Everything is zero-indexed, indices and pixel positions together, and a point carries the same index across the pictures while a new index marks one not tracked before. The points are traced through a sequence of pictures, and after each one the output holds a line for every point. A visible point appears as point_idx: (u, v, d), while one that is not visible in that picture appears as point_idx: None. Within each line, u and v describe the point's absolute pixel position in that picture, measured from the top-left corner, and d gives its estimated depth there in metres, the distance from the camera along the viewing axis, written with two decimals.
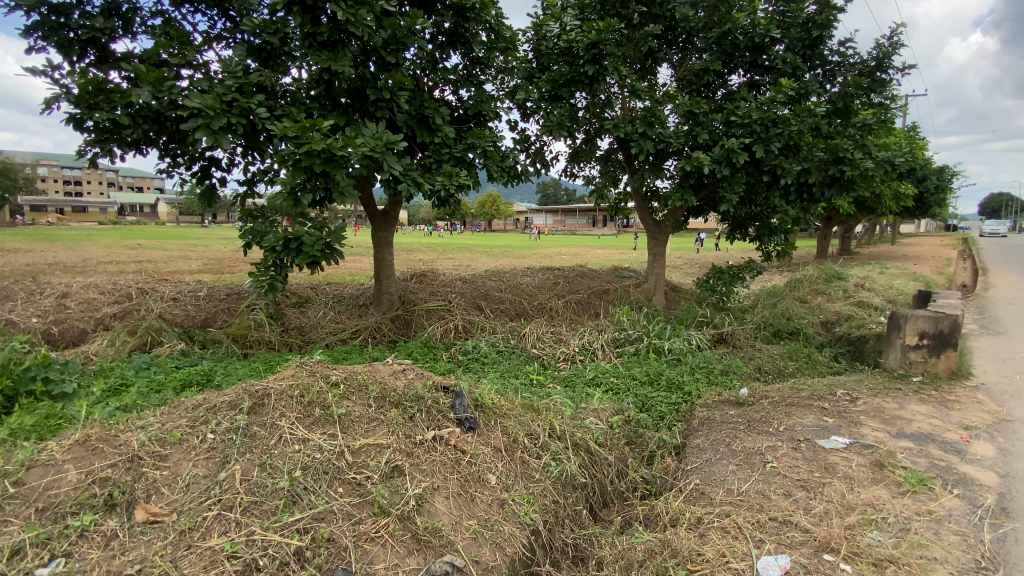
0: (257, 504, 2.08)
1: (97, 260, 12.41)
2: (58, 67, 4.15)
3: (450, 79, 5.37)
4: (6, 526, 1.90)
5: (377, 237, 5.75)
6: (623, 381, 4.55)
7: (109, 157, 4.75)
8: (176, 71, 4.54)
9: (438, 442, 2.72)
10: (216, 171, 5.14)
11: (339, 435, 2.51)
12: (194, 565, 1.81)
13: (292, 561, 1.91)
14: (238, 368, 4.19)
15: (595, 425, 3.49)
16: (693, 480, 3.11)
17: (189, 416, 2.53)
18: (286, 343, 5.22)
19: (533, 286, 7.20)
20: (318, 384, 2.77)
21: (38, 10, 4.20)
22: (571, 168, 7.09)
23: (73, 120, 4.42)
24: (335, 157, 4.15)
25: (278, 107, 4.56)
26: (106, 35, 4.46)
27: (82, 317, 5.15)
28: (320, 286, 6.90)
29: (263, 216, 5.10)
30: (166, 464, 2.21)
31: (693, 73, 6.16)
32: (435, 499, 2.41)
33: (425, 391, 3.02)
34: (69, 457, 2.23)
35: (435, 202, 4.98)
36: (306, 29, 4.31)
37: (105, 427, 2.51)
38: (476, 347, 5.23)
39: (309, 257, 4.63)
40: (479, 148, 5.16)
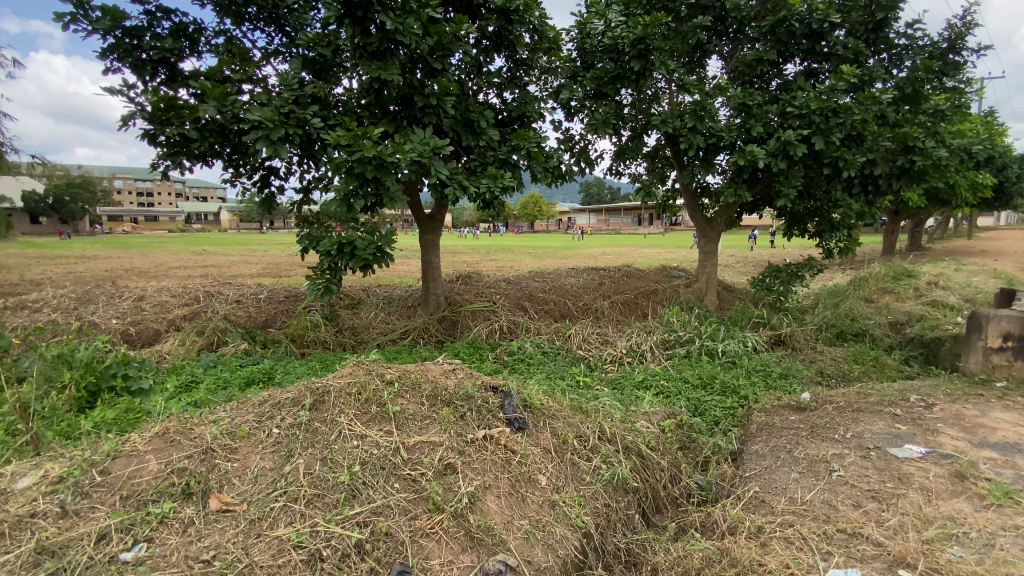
0: (320, 496, 2.15)
1: (168, 265, 13.36)
2: (133, 87, 4.49)
3: (495, 82, 5.42)
4: (94, 512, 2.02)
5: (424, 240, 5.87)
6: (674, 384, 4.43)
7: (179, 169, 5.09)
8: (238, 86, 4.81)
9: (488, 441, 2.74)
10: (275, 179, 5.40)
11: (395, 432, 2.57)
12: (263, 553, 1.89)
13: (352, 553, 1.96)
14: (296, 367, 4.38)
15: (646, 429, 3.40)
16: (753, 487, 2.98)
17: (256, 411, 2.67)
18: (340, 343, 5.41)
19: (578, 287, 7.14)
20: (373, 382, 2.85)
21: (114, 34, 4.56)
22: (616, 166, 6.99)
23: (147, 136, 4.76)
24: (385, 163, 4.27)
25: (331, 116, 4.74)
26: (175, 55, 4.79)
27: (156, 318, 5.53)
28: (370, 288, 7.12)
29: (319, 222, 5.32)
30: (236, 456, 2.32)
31: (745, 64, 5.95)
32: (487, 498, 2.42)
33: (475, 390, 3.06)
34: (150, 448, 2.37)
35: (480, 204, 5.03)
36: (357, 40, 4.47)
37: (181, 421, 2.67)
38: (521, 348, 5.23)
39: (361, 260, 4.79)
40: (524, 149, 5.17)
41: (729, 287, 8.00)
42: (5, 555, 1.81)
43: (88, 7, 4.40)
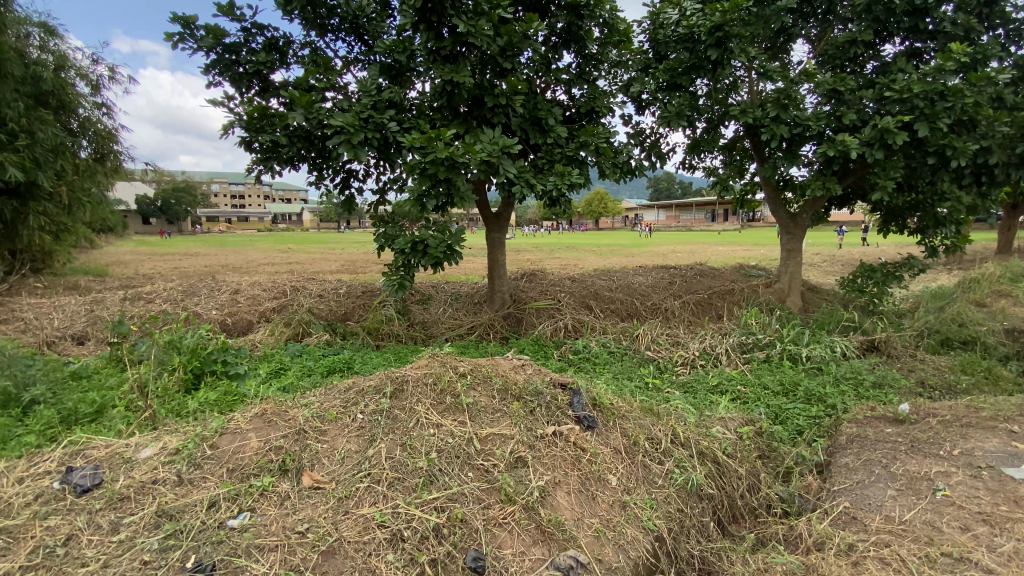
0: (401, 480, 2.26)
1: (257, 261, 14.51)
2: (232, 98, 4.92)
3: (564, 79, 5.41)
4: (205, 481, 2.21)
5: (490, 238, 5.95)
6: (752, 389, 4.20)
7: (270, 173, 5.52)
8: (322, 94, 5.13)
9: (558, 437, 2.75)
10: (354, 181, 5.71)
11: (469, 423, 2.66)
12: (351, 529, 2.01)
13: (431, 536, 2.03)
14: (373, 358, 4.61)
15: (722, 435, 3.25)
16: (842, 502, 2.78)
17: (342, 398, 2.84)
18: (411, 337, 5.62)
19: (647, 286, 6.95)
20: (447, 373, 2.96)
21: (215, 51, 5.02)
22: (690, 160, 6.73)
23: (244, 143, 5.20)
24: (457, 163, 4.37)
25: (406, 120, 4.93)
26: (267, 67, 5.18)
27: (249, 310, 6.03)
28: (440, 285, 7.34)
29: (393, 221, 5.55)
30: (326, 438, 2.49)
31: (836, 48, 5.52)
32: (558, 494, 2.42)
33: (544, 386, 3.08)
34: (251, 427, 2.59)
35: (547, 202, 5.03)
36: (430, 44, 4.62)
37: (277, 403, 2.90)
38: (587, 347, 5.17)
39: (433, 257, 4.95)
40: (592, 145, 5.09)
41: (812, 288, 7.46)
42: (133, 515, 2.00)
43: (195, 27, 4.87)
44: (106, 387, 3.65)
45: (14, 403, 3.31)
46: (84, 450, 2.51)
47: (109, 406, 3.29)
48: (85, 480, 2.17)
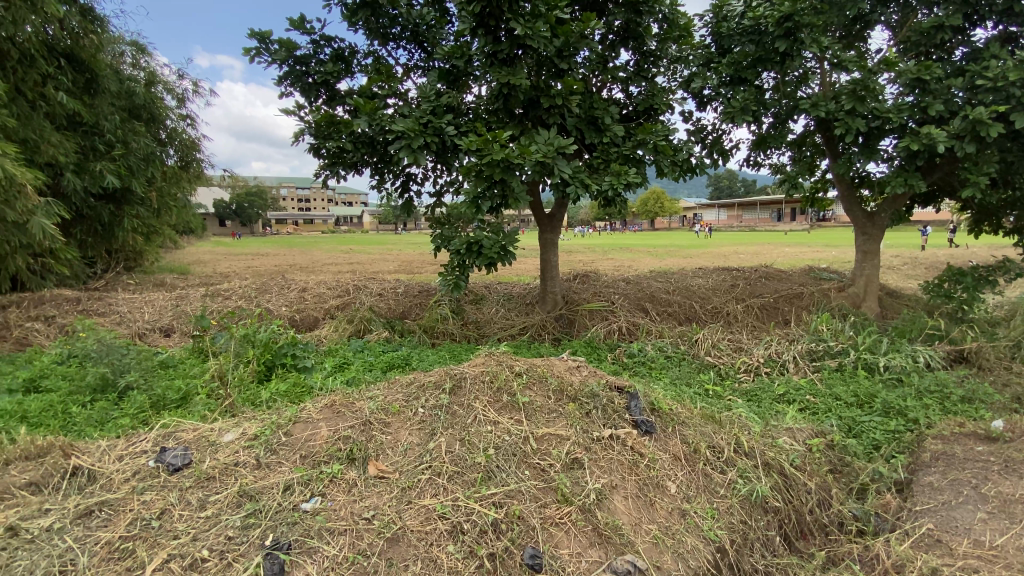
0: (460, 474, 2.31)
1: (321, 261, 15.27)
2: (302, 107, 5.22)
3: (621, 77, 5.33)
4: (281, 465, 2.35)
5: (544, 239, 5.95)
6: (822, 400, 3.97)
7: (336, 178, 5.81)
8: (384, 100, 5.33)
9: (615, 441, 2.72)
10: (414, 184, 5.90)
11: (525, 422, 2.68)
12: (414, 519, 2.07)
13: (489, 531, 2.06)
14: (429, 356, 4.74)
15: (790, 446, 3.08)
16: (925, 523, 2.58)
17: (405, 392, 2.95)
18: (465, 336, 5.72)
19: (706, 288, 6.73)
20: (504, 372, 3.00)
21: (288, 63, 5.34)
22: (754, 157, 6.45)
23: (313, 149, 5.50)
24: (512, 164, 4.41)
25: (463, 123, 5.03)
26: (334, 76, 5.45)
27: (316, 307, 6.36)
28: (493, 286, 7.44)
29: (449, 222, 5.69)
30: (389, 430, 2.59)
31: (920, 33, 5.11)
32: (614, 497, 2.39)
33: (600, 389, 3.06)
34: (322, 417, 2.74)
35: (603, 201, 4.96)
36: (488, 48, 4.69)
37: (344, 395, 3.05)
38: (642, 351, 5.05)
39: (487, 258, 5.01)
40: (650, 143, 4.97)
41: (890, 293, 6.93)
42: (218, 494, 2.14)
43: (270, 42, 5.20)
44: (190, 376, 3.96)
45: (111, 388, 3.68)
46: (174, 433, 2.72)
47: (192, 393, 3.56)
48: (177, 459, 2.34)
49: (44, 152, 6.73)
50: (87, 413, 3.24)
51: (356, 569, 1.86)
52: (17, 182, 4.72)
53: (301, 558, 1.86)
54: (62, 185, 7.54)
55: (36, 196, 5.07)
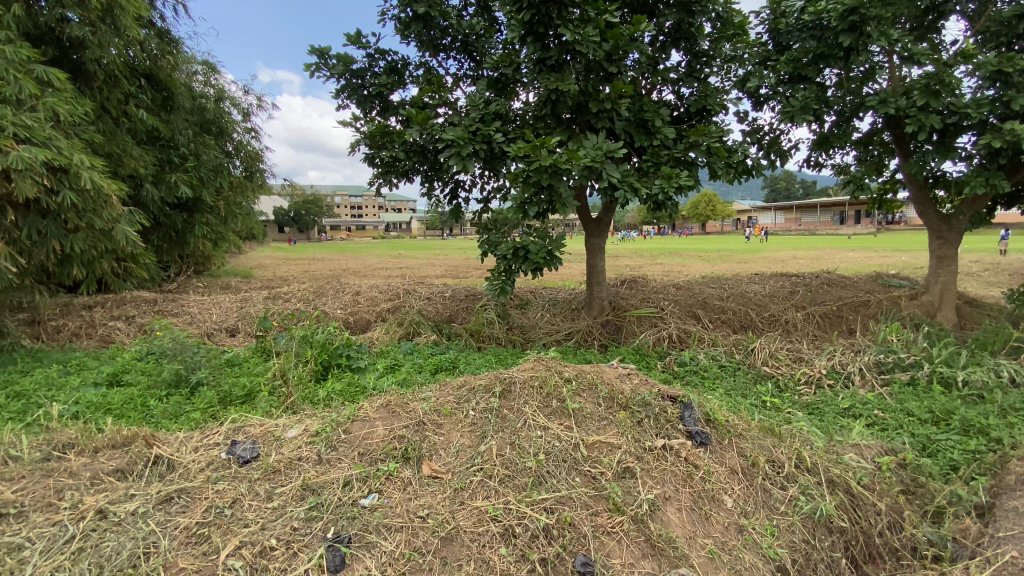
0: (511, 478, 2.33)
1: (373, 266, 15.79)
2: (357, 119, 5.43)
3: (672, 78, 5.23)
4: (341, 461, 2.44)
5: (590, 244, 5.89)
6: (892, 415, 3.72)
7: (389, 186, 6.01)
8: (435, 110, 5.47)
9: (668, 451, 2.65)
10: (462, 191, 6.00)
11: (575, 428, 2.67)
12: (467, 519, 2.10)
13: (541, 535, 2.06)
14: (476, 359, 4.80)
15: (856, 464, 2.90)
16: (1009, 551, 2.37)
17: (456, 394, 3.01)
18: (511, 340, 5.74)
19: (762, 295, 6.46)
20: (553, 378, 3.01)
21: (345, 77, 5.58)
22: (815, 157, 6.15)
23: (367, 159, 5.72)
24: (560, 170, 4.40)
25: (512, 130, 5.08)
26: (388, 88, 5.65)
27: (368, 310, 6.58)
28: (539, 290, 7.46)
29: (497, 228, 5.76)
30: (442, 431, 2.64)
31: (1002, 22, 4.74)
32: (668, 509, 2.34)
33: (653, 397, 3.00)
34: (378, 416, 2.83)
35: (653, 206, 4.85)
36: (536, 55, 4.71)
37: (399, 396, 3.14)
38: (694, 359, 4.89)
39: (534, 263, 4.99)
40: (703, 145, 4.85)
41: (969, 302, 6.41)
42: (283, 486, 2.25)
43: (328, 57, 5.46)
44: (254, 374, 4.19)
45: (183, 383, 3.94)
46: (243, 428, 2.89)
47: (256, 390, 3.76)
48: (246, 452, 2.48)
49: (127, 165, 7.31)
50: (163, 406, 3.49)
51: (412, 566, 1.90)
52: (104, 193, 5.19)
53: (361, 552, 1.93)
54: (142, 195, 8.18)
55: (120, 205, 5.53)
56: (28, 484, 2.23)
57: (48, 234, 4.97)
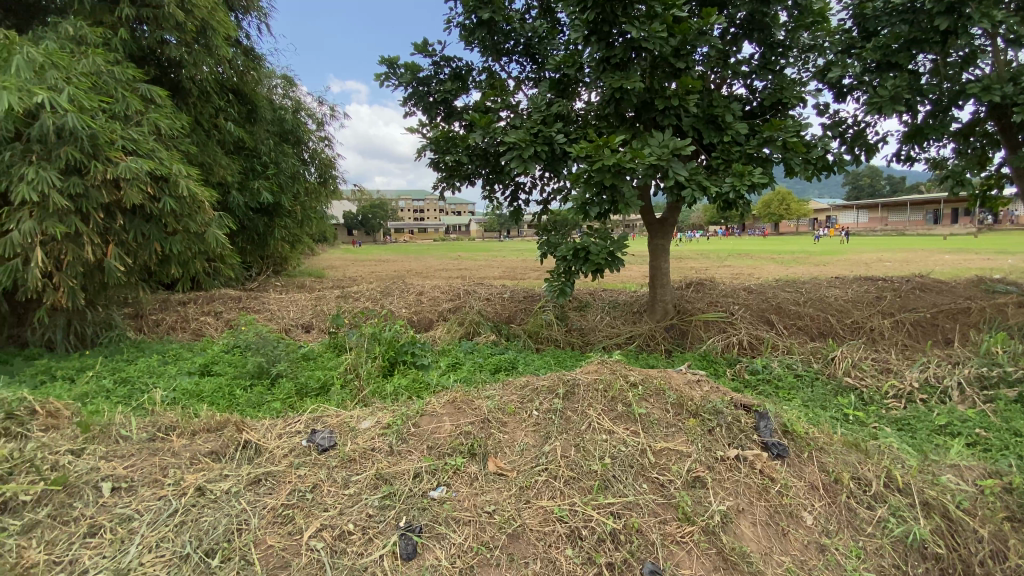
0: (577, 480, 2.31)
1: (435, 267, 16.22)
2: (423, 125, 5.62)
3: (743, 72, 5.00)
4: (411, 454, 2.52)
5: (653, 245, 5.72)
6: (999, 436, 3.33)
7: (452, 189, 6.17)
8: (497, 114, 5.54)
9: (742, 462, 2.54)
10: (523, 193, 6.04)
11: (642, 433, 2.61)
12: (533, 518, 2.11)
13: (608, 540, 2.03)
14: (535, 361, 4.81)
15: (958, 487, 2.62)
16: None
17: (520, 394, 3.03)
18: (570, 342, 5.70)
19: (844, 301, 6.01)
20: (618, 381, 2.96)
21: (412, 85, 5.78)
22: (906, 150, 5.66)
23: (432, 164, 5.90)
24: (624, 169, 4.30)
25: (574, 131, 5.05)
26: (452, 94, 5.79)
27: (431, 310, 6.77)
28: (599, 292, 7.36)
29: (557, 229, 5.75)
30: (507, 429, 2.68)
31: None
32: (741, 522, 2.23)
33: (725, 405, 2.88)
34: (445, 412, 2.91)
35: (722, 205, 4.65)
36: (600, 55, 4.65)
37: (464, 393, 3.21)
38: (767, 367, 4.63)
39: (594, 264, 4.91)
40: (778, 141, 4.59)
41: None
42: (358, 474, 2.36)
43: (397, 66, 5.68)
44: (328, 367, 4.43)
45: (265, 374, 4.24)
46: (321, 417, 3.07)
47: (330, 383, 3.97)
48: (325, 440, 2.62)
49: (217, 173, 7.96)
50: (248, 396, 3.77)
51: (480, 560, 1.92)
52: (198, 199, 5.68)
53: (431, 542, 1.98)
54: (229, 201, 8.89)
55: (211, 210, 6.05)
56: (137, 460, 2.47)
57: (151, 236, 5.47)
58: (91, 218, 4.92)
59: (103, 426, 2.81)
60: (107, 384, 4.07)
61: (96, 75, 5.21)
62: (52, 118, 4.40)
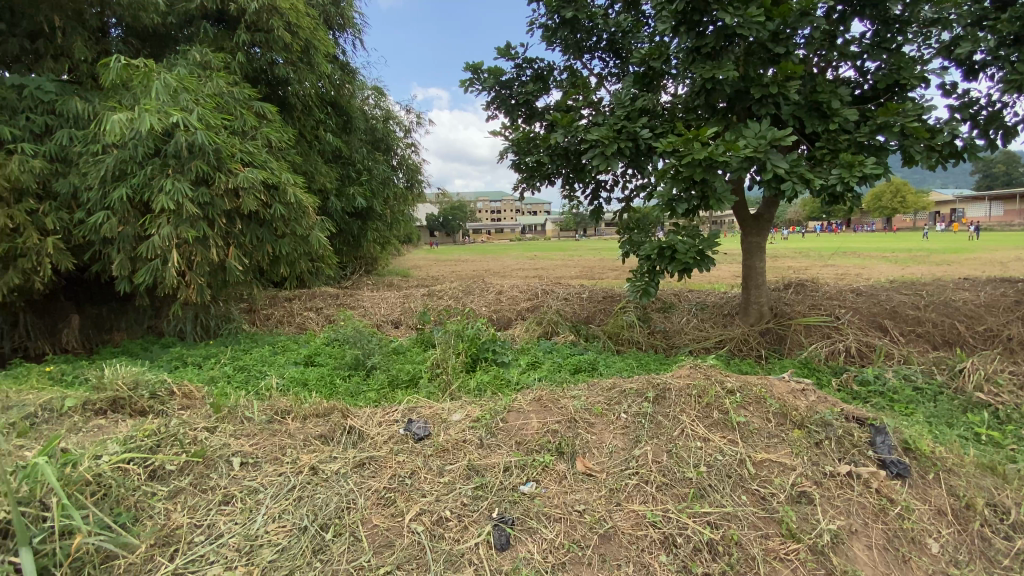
0: (670, 486, 2.25)
1: (513, 267, 16.43)
2: (506, 127, 5.71)
3: (852, 53, 4.57)
4: (500, 448, 2.59)
5: (747, 243, 5.38)
6: None
7: (533, 189, 6.22)
8: (580, 112, 5.50)
9: (854, 480, 2.33)
10: (604, 191, 5.95)
11: (740, 443, 2.48)
12: (625, 521, 2.08)
13: (704, 549, 1.95)
14: (616, 362, 4.73)
15: None
16: None
17: (607, 395, 3.00)
18: (652, 345, 5.53)
19: (976, 305, 5.30)
20: (714, 388, 2.83)
21: (495, 89, 5.90)
22: None
23: (514, 165, 5.99)
24: (715, 163, 4.08)
25: (660, 125, 4.89)
26: (534, 95, 5.85)
27: (510, 309, 6.88)
28: (683, 293, 7.09)
29: (640, 227, 5.60)
30: (595, 430, 2.66)
31: None
32: (854, 545, 2.04)
33: (833, 417, 2.66)
34: (532, 410, 2.96)
35: (827, 199, 4.27)
36: (690, 45, 4.46)
37: (550, 392, 3.25)
38: (880, 378, 4.18)
39: (681, 264, 4.69)
40: (895, 127, 4.14)
41: None
42: (452, 464, 2.46)
43: (481, 71, 5.83)
44: (416, 362, 4.67)
45: (361, 366, 4.55)
46: (416, 408, 3.24)
47: (419, 376, 4.18)
48: (420, 430, 2.77)
49: (318, 180, 8.66)
50: (347, 386, 4.07)
51: (572, 558, 1.93)
52: (303, 205, 6.21)
53: (523, 535, 2.02)
54: (327, 206, 9.63)
55: (314, 215, 6.60)
56: (260, 440, 2.75)
57: (264, 239, 6.07)
58: (215, 223, 5.55)
59: (230, 408, 3.15)
60: (228, 370, 4.57)
61: (220, 96, 5.86)
62: (185, 135, 5.02)
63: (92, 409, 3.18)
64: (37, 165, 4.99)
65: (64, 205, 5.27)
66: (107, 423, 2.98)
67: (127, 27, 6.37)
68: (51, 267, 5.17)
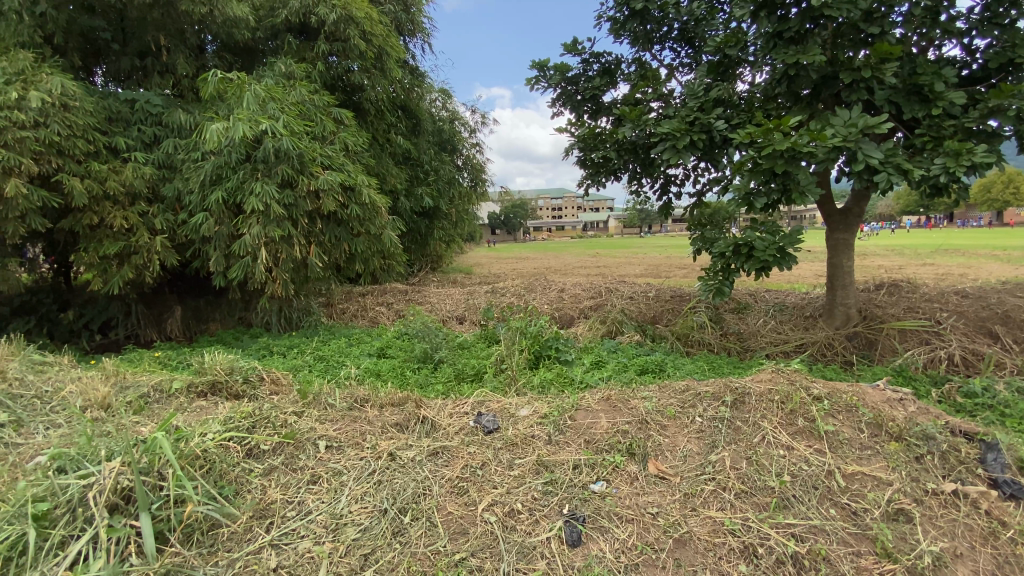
0: (750, 494, 2.16)
1: (575, 265, 16.29)
2: (572, 123, 5.67)
3: (959, 29, 4.12)
4: (570, 446, 2.59)
5: (834, 240, 4.99)
6: None
7: (599, 185, 6.13)
8: (649, 105, 5.35)
9: (961, 500, 2.13)
10: (674, 186, 5.76)
11: (829, 453, 2.33)
12: (702, 527, 2.02)
13: (788, 562, 1.86)
14: (685, 364, 4.58)
15: None
16: None
17: (679, 398, 2.92)
18: (725, 347, 5.30)
19: None
20: (798, 394, 2.67)
21: (561, 85, 5.87)
22: None
23: (579, 161, 5.94)
24: (799, 154, 3.83)
25: (736, 116, 4.66)
26: (601, 90, 5.76)
27: (572, 307, 6.84)
28: (759, 293, 6.72)
29: (713, 223, 5.36)
30: (667, 433, 2.60)
31: None
32: (962, 570, 1.86)
33: (937, 431, 2.44)
34: (601, 409, 2.94)
35: (928, 190, 3.89)
36: (770, 30, 4.21)
37: (618, 392, 3.21)
38: (990, 389, 3.77)
39: (759, 262, 4.44)
40: (1010, 110, 3.70)
41: None
42: (522, 459, 2.50)
43: (548, 68, 5.82)
44: (481, 357, 4.76)
45: (429, 360, 4.71)
46: (484, 402, 3.30)
47: (484, 371, 4.27)
48: (489, 424, 2.84)
49: (388, 181, 9.04)
50: (417, 378, 4.23)
51: (645, 560, 1.91)
52: (376, 204, 6.51)
53: (595, 533, 2.02)
54: (397, 205, 10.04)
55: (386, 214, 6.90)
56: (342, 426, 2.93)
57: (341, 237, 6.43)
58: (298, 222, 5.96)
59: (315, 395, 3.38)
60: (310, 360, 4.91)
61: (302, 104, 6.27)
62: (273, 142, 5.43)
63: (194, 391, 3.53)
64: (147, 171, 5.58)
65: (170, 207, 5.86)
66: (207, 405, 3.30)
67: (222, 44, 6.96)
68: (159, 263, 5.76)
